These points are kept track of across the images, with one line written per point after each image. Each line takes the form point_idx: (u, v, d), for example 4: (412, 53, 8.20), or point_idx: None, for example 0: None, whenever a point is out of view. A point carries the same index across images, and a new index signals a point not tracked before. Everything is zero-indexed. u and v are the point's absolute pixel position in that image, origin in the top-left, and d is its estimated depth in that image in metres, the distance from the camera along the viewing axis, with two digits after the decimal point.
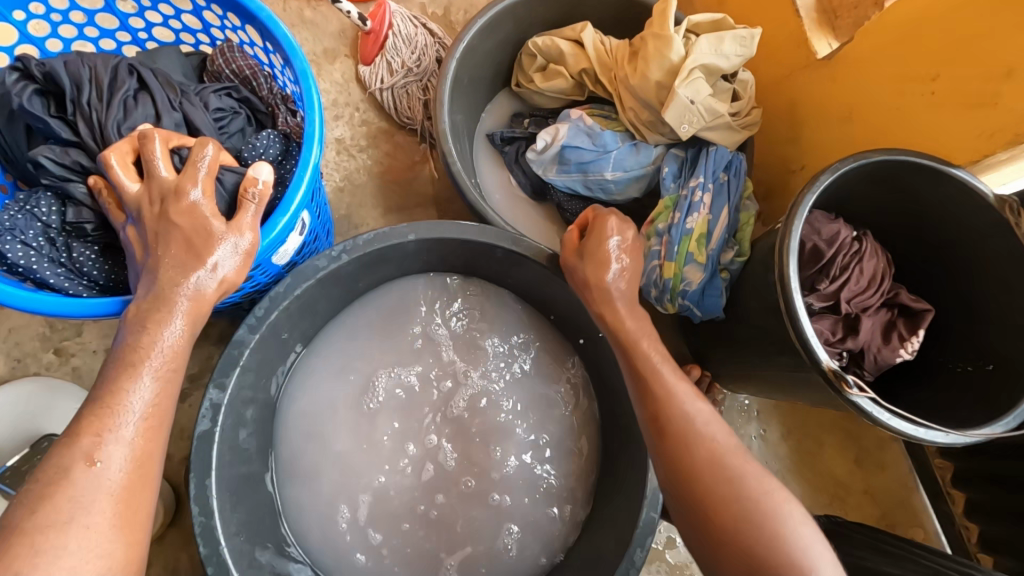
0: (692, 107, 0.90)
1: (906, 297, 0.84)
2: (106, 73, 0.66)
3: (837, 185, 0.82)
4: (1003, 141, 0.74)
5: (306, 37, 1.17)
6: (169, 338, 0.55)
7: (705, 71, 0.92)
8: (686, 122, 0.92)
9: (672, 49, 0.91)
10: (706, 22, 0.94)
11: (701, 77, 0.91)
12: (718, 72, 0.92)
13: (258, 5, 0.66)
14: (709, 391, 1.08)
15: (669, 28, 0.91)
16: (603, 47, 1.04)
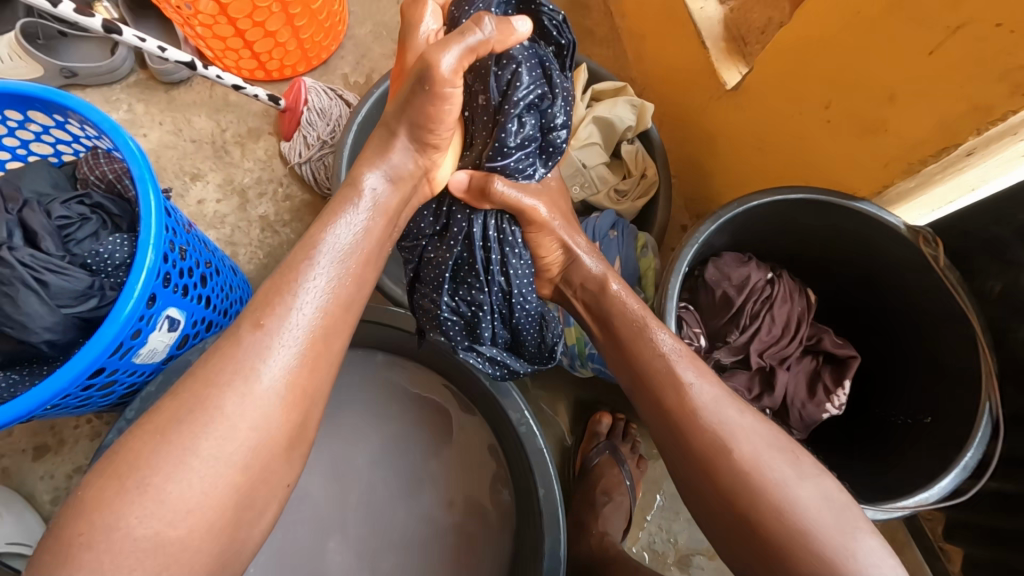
0: (583, 169, 0.94)
1: (830, 342, 0.76)
2: None
3: (740, 227, 0.76)
4: (898, 169, 0.67)
5: (230, 120, 1.21)
6: (280, 358, 0.51)
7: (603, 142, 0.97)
8: (576, 185, 0.95)
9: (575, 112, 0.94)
10: (609, 90, 0.97)
11: (600, 143, 0.95)
12: (615, 133, 0.95)
13: (102, 115, 0.68)
14: (624, 435, 1.00)
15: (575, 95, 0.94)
16: None
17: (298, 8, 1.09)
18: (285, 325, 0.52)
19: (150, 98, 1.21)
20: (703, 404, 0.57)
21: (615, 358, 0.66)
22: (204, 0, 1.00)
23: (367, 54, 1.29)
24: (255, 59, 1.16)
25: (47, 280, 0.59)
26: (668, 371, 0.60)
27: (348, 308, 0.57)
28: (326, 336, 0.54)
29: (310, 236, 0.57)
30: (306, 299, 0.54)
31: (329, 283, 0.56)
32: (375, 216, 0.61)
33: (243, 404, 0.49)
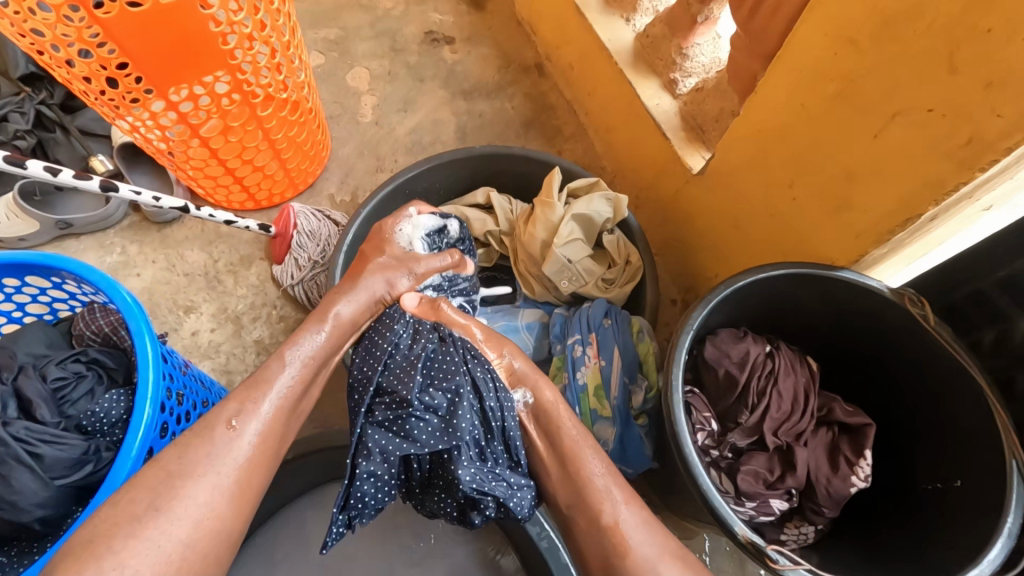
0: (569, 264, 0.97)
1: (841, 411, 0.75)
2: None
3: (731, 306, 0.78)
4: (871, 239, 0.70)
5: (223, 250, 1.24)
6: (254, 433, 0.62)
7: (585, 235, 1.01)
8: (565, 279, 0.97)
9: (553, 211, 0.98)
10: (584, 186, 1.02)
11: (581, 238, 0.99)
12: (594, 226, 0.99)
13: (100, 273, 0.70)
14: None
15: (553, 195, 0.99)
16: (511, 213, 1.10)
17: (284, 142, 1.16)
18: (231, 452, 0.61)
19: (144, 238, 1.25)
20: (624, 524, 0.62)
21: (556, 476, 0.68)
22: (195, 147, 1.06)
23: (351, 174, 1.36)
24: (245, 191, 1.22)
25: (42, 453, 0.57)
26: (603, 495, 0.64)
27: (285, 420, 0.66)
28: (284, 419, 0.66)
29: (283, 348, 0.70)
30: (268, 406, 0.65)
31: (280, 406, 0.66)
32: (337, 335, 0.74)
33: (247, 421, 0.63)
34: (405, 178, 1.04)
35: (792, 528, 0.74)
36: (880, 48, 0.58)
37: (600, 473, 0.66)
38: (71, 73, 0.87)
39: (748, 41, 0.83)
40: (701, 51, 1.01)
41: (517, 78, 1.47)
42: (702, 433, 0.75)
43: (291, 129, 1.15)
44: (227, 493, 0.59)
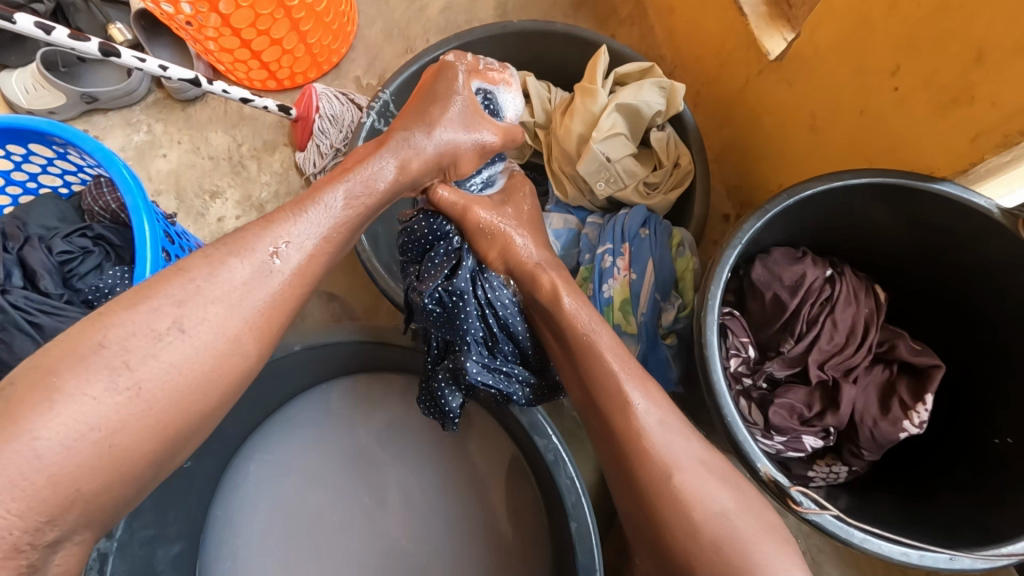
0: (606, 164, 0.85)
1: (906, 350, 0.65)
2: None
3: (791, 220, 0.66)
4: (992, 144, 0.55)
5: (246, 134, 1.19)
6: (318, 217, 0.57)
7: (630, 130, 0.88)
8: (601, 180, 0.86)
9: (595, 101, 0.86)
10: (634, 72, 0.88)
11: (625, 134, 0.87)
12: (642, 120, 0.86)
13: (97, 144, 0.66)
14: None
15: (595, 82, 0.86)
16: (549, 105, 0.97)
17: (303, 12, 1.04)
18: (255, 264, 0.53)
19: (168, 117, 1.21)
20: (638, 412, 0.52)
21: (564, 368, 0.61)
22: (207, 14, 0.97)
23: (378, 55, 1.24)
24: (265, 68, 1.13)
25: (41, 323, 0.55)
26: (616, 382, 0.54)
27: (324, 254, 0.58)
28: (300, 281, 0.56)
29: (272, 217, 0.56)
30: (325, 209, 0.58)
31: (355, 201, 0.61)
32: (331, 222, 0.58)
33: (227, 316, 0.51)
34: (431, 57, 0.93)
35: (822, 467, 0.68)
36: None
37: (616, 371, 0.55)
38: None
39: None
40: None
41: None
42: (736, 360, 0.68)
43: None
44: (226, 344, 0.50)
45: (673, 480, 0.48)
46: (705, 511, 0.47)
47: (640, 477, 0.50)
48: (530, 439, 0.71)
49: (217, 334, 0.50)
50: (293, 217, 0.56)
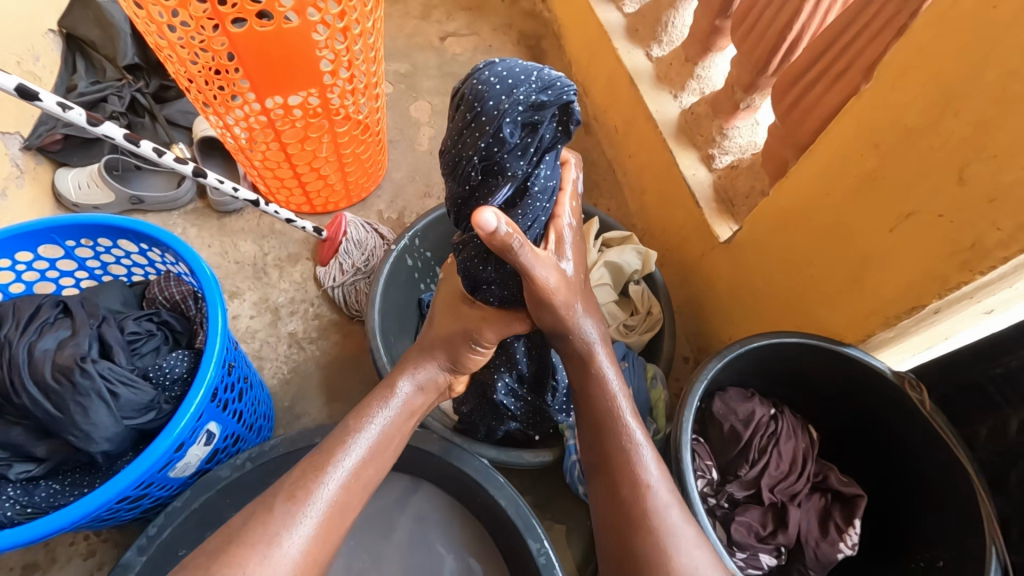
0: None
1: (836, 480, 0.80)
2: (30, 307, 0.69)
3: (743, 365, 0.84)
4: (878, 322, 0.76)
5: (273, 245, 1.33)
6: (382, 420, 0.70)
7: (612, 281, 1.08)
8: None
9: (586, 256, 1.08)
10: (617, 238, 1.11)
11: (609, 283, 1.07)
12: (622, 275, 1.07)
13: (186, 246, 0.78)
14: None
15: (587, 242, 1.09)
16: None
17: (351, 157, 1.27)
18: (333, 463, 0.63)
19: (203, 224, 1.35)
20: (653, 498, 0.65)
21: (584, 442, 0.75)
22: (272, 150, 1.18)
23: (400, 194, 1.46)
24: (305, 195, 1.33)
25: (120, 393, 0.63)
26: (631, 461, 0.68)
27: (386, 455, 0.69)
28: (368, 473, 0.66)
29: (353, 420, 0.69)
30: (383, 416, 0.70)
31: (405, 410, 0.73)
32: (402, 415, 0.72)
33: (313, 505, 0.59)
34: None
35: None
36: (904, 151, 0.67)
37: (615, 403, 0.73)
38: (188, 72, 0.99)
39: (785, 131, 0.93)
40: (740, 134, 1.14)
41: None
42: (703, 480, 0.79)
43: (358, 147, 1.27)
44: (327, 506, 0.60)
45: (678, 559, 0.60)
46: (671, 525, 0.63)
47: (644, 552, 0.61)
48: (524, 543, 0.77)
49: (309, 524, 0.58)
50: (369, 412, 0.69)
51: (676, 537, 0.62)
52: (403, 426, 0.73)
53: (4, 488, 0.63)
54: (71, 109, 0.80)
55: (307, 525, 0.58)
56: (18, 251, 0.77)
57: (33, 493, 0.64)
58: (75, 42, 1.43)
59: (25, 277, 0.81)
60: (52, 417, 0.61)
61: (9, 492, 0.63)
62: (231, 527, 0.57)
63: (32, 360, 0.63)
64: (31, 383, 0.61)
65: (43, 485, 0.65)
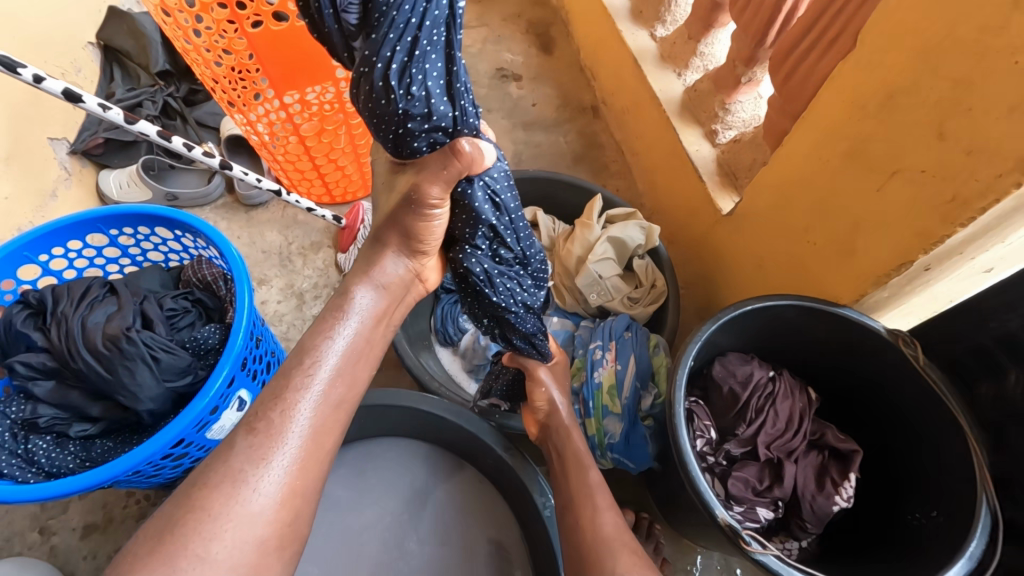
0: (600, 280, 1.09)
1: (833, 437, 0.82)
2: (81, 287, 0.77)
3: (739, 329, 0.86)
4: (871, 281, 0.78)
5: (297, 234, 1.42)
6: (347, 333, 0.71)
7: (617, 256, 1.12)
8: (594, 292, 1.09)
9: (590, 233, 1.11)
10: (621, 215, 1.14)
11: (613, 258, 1.11)
12: (626, 249, 1.11)
13: (215, 231, 0.86)
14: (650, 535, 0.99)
15: (592, 218, 1.12)
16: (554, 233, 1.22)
17: (366, 149, 1.34)
18: (306, 381, 0.66)
19: (233, 216, 1.44)
20: (614, 530, 0.71)
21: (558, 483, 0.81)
22: (292, 144, 1.25)
23: None
24: (325, 186, 1.40)
25: (160, 357, 0.71)
26: (594, 500, 0.75)
27: (359, 368, 0.71)
28: (343, 386, 0.68)
29: (314, 342, 0.69)
30: (348, 326, 0.72)
31: (368, 316, 0.74)
32: (366, 322, 0.74)
33: (290, 422, 0.63)
34: None
35: (778, 542, 0.80)
36: (888, 110, 0.68)
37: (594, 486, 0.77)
38: (212, 73, 1.06)
39: (783, 100, 0.95)
40: (744, 109, 1.14)
41: (573, 116, 1.63)
42: (701, 440, 0.83)
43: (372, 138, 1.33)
44: (303, 425, 0.63)
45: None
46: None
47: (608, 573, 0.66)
48: (530, 498, 0.82)
49: (292, 442, 0.62)
50: (334, 325, 0.71)
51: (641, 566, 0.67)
52: (367, 324, 0.74)
53: (66, 445, 0.71)
54: (110, 110, 0.89)
55: (282, 455, 0.61)
56: (70, 240, 0.86)
57: (90, 450, 0.72)
58: (113, 52, 1.54)
59: (77, 263, 0.90)
60: (104, 378, 0.69)
61: (71, 448, 0.71)
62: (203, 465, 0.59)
63: (84, 331, 0.71)
64: (84, 350, 0.70)
65: (97, 443, 0.73)
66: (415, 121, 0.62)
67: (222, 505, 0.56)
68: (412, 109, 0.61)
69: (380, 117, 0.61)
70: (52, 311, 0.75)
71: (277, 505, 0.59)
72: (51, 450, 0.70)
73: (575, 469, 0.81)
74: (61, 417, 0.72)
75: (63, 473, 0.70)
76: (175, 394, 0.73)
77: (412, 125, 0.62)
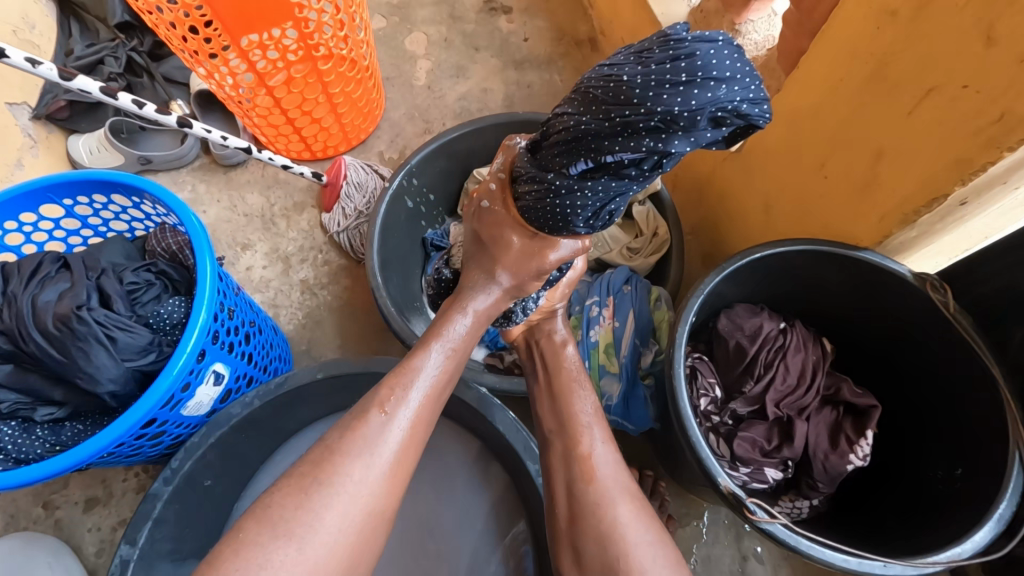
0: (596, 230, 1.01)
1: (849, 392, 0.76)
2: (32, 264, 0.73)
3: (747, 278, 0.79)
4: (896, 220, 0.69)
5: (279, 195, 1.34)
6: (453, 337, 0.68)
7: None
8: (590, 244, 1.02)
9: None
10: None
11: None
12: None
13: (172, 196, 0.79)
14: (653, 493, 0.96)
15: None
16: None
17: (342, 98, 1.24)
18: (411, 381, 0.64)
19: (211, 179, 1.37)
20: (597, 459, 0.66)
21: (546, 404, 0.75)
22: (261, 96, 1.16)
23: (400, 134, 1.42)
24: (303, 142, 1.31)
25: (116, 337, 0.68)
26: (582, 423, 0.70)
27: (451, 380, 0.68)
28: (439, 393, 0.66)
29: (420, 347, 0.67)
30: (449, 336, 0.68)
31: (475, 322, 0.70)
32: (468, 336, 0.70)
33: (389, 428, 0.60)
34: (449, 138, 1.11)
35: (786, 502, 0.76)
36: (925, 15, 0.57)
37: (587, 411, 0.71)
38: (160, 19, 0.95)
39: (800, 14, 0.82)
40: (757, 28, 1.02)
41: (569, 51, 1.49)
42: (705, 398, 0.77)
43: (348, 85, 1.23)
44: (407, 432, 0.61)
45: (614, 512, 0.62)
46: (629, 539, 0.60)
47: (587, 500, 0.63)
48: (523, 465, 0.79)
49: (394, 448, 0.60)
50: (440, 331, 0.68)
51: (622, 497, 0.63)
52: (468, 336, 0.70)
53: (33, 429, 0.69)
54: (41, 64, 0.79)
55: (400, 432, 0.60)
56: (21, 213, 0.80)
57: (60, 432, 0.70)
58: (68, 5, 1.42)
59: (34, 238, 0.84)
60: (60, 361, 0.66)
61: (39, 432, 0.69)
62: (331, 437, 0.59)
63: (37, 312, 0.68)
64: (38, 332, 0.67)
65: (67, 425, 0.70)
66: (578, 217, 0.63)
67: (308, 508, 0.54)
68: (582, 214, 0.62)
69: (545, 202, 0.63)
70: (4, 290, 0.72)
71: (388, 481, 0.58)
72: (17, 436, 0.67)
73: (570, 390, 0.73)
74: (26, 401, 0.69)
75: (33, 458, 0.68)
76: (140, 375, 0.70)
77: (577, 219, 0.63)
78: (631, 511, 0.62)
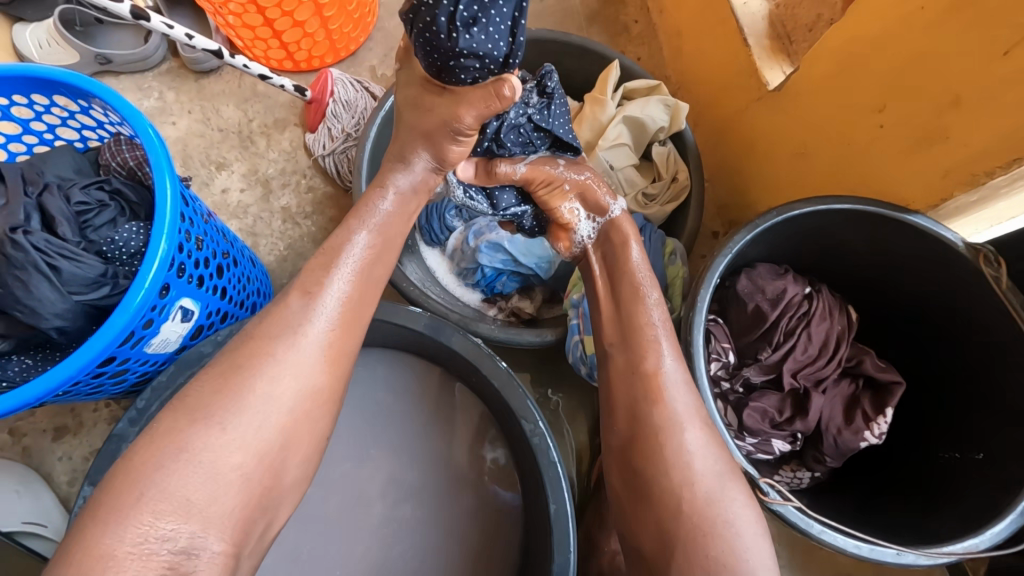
0: (610, 171, 0.91)
1: (872, 366, 0.71)
2: None
3: (777, 236, 0.71)
4: (962, 182, 0.61)
5: (258, 110, 1.20)
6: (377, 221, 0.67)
7: (633, 142, 0.93)
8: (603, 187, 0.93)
9: (603, 111, 0.92)
10: (642, 88, 0.93)
11: (627, 144, 0.92)
12: (644, 133, 0.91)
13: (125, 102, 0.67)
14: None
15: (606, 93, 0.91)
16: None
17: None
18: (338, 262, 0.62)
19: (181, 86, 1.22)
20: (667, 378, 0.60)
21: (605, 313, 0.69)
22: None
23: (395, 47, 1.27)
24: (284, 49, 1.16)
25: (60, 267, 0.60)
26: (649, 333, 0.64)
27: (384, 265, 0.66)
28: (373, 280, 0.64)
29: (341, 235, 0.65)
30: (371, 221, 0.67)
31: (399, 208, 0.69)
32: (393, 220, 0.68)
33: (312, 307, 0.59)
34: None
35: (788, 471, 0.72)
36: None
37: (655, 322, 0.65)
38: None
39: None
40: None
41: None
42: (717, 363, 0.71)
43: None
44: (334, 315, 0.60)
45: (682, 434, 0.57)
46: (693, 468, 0.56)
47: (654, 422, 0.58)
48: (518, 422, 0.74)
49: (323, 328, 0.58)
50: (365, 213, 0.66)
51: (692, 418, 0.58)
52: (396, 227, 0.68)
53: None
54: None
55: (332, 310, 0.59)
56: None
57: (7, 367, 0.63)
58: None
59: None
60: None
61: None
62: (250, 326, 0.58)
63: None
64: None
65: (15, 359, 0.64)
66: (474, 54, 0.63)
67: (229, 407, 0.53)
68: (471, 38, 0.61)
69: (432, 42, 0.62)
70: None
71: (323, 359, 0.58)
72: None
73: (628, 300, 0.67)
74: None
75: None
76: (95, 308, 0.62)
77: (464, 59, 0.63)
78: (701, 436, 0.57)
